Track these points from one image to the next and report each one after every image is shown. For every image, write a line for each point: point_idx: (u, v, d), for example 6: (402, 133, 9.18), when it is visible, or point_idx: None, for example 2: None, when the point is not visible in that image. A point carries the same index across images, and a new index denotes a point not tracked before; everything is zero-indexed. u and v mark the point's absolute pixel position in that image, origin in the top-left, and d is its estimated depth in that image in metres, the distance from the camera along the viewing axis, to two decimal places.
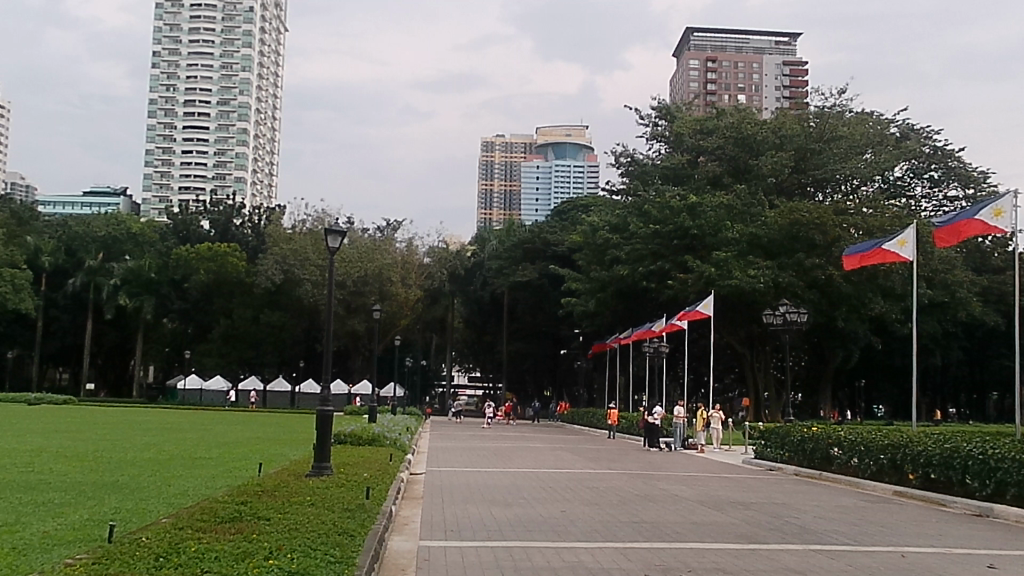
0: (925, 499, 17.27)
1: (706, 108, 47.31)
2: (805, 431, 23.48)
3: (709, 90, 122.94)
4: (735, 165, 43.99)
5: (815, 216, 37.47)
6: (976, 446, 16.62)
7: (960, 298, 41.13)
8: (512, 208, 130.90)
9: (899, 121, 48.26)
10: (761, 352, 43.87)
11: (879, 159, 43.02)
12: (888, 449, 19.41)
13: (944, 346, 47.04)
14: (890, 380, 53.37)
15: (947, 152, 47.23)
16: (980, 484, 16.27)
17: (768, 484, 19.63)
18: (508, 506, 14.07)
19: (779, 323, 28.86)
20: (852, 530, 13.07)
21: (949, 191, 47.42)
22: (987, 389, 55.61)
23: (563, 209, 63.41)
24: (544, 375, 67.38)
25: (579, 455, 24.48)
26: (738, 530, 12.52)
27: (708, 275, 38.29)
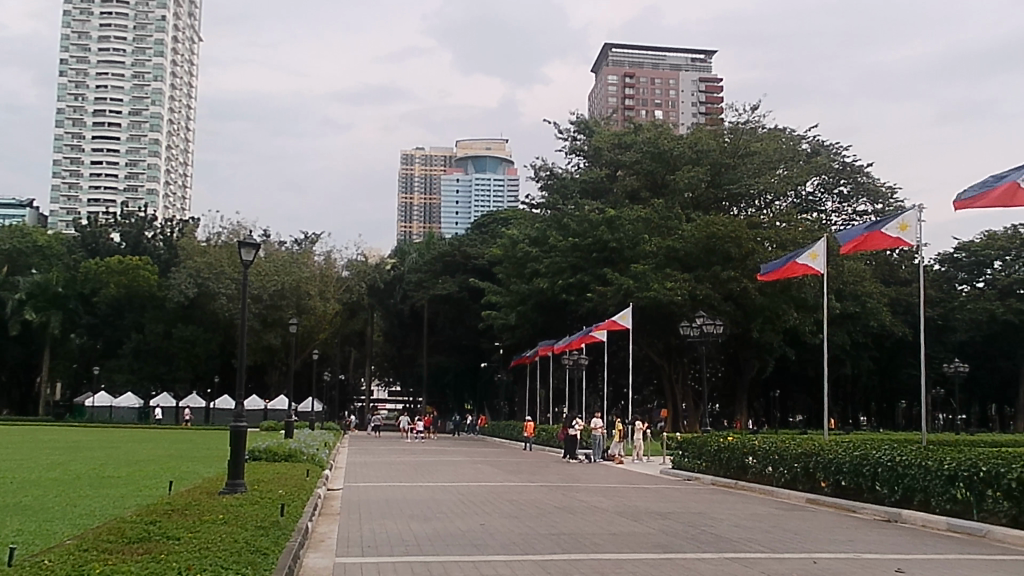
0: (837, 506, 17.67)
1: (624, 122, 47.98)
2: (721, 441, 23.86)
3: (627, 106, 124.56)
4: (652, 179, 44.12)
5: (731, 230, 38.15)
6: (884, 453, 17.11)
7: (869, 309, 42.30)
8: (433, 221, 130.70)
9: (810, 136, 49.71)
10: (678, 364, 44.49)
11: (792, 174, 44.16)
12: (801, 457, 19.80)
13: (854, 357, 48.27)
14: (804, 390, 54.56)
15: (855, 168, 48.83)
16: (889, 490, 16.71)
17: (685, 494, 19.90)
18: (428, 520, 13.96)
19: (697, 334, 29.27)
20: (766, 537, 13.31)
21: (858, 206, 48.74)
22: (896, 398, 57.29)
23: (483, 222, 63.40)
24: (465, 389, 67.30)
25: (499, 468, 24.48)
26: (656, 540, 12.66)
27: (627, 287, 38.73)
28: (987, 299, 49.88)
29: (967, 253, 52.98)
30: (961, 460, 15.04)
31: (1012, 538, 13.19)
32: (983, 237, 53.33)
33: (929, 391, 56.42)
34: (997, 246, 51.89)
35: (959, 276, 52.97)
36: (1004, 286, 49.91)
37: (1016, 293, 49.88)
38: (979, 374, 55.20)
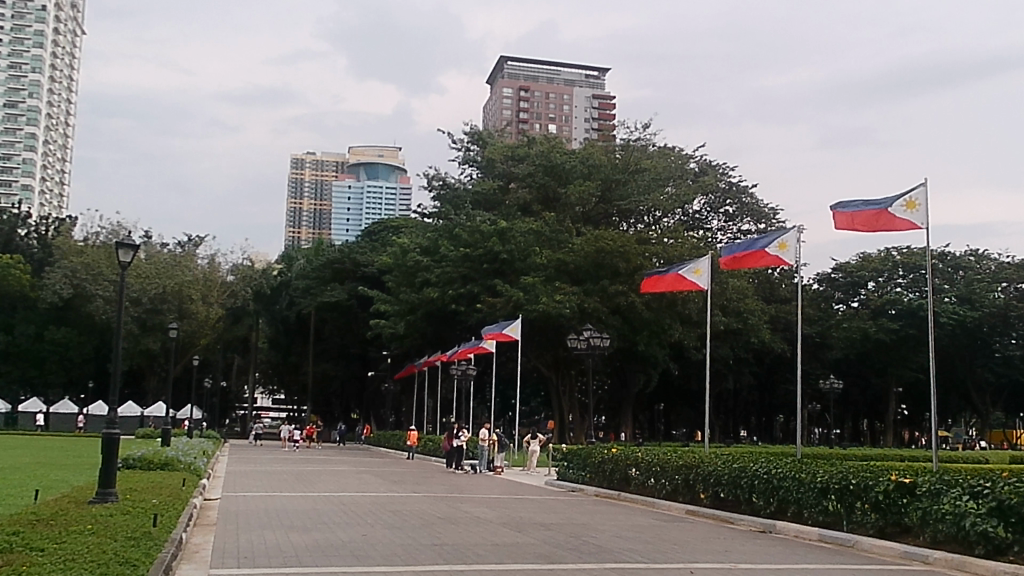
0: (715, 517, 18.07)
1: (517, 135, 48.31)
2: (605, 453, 24.19)
3: (521, 119, 125.59)
4: (544, 193, 44.43)
5: (619, 245, 38.78)
6: (760, 466, 17.62)
7: (750, 326, 43.54)
8: (322, 227, 129.04)
9: (698, 156, 50.94)
10: (566, 376, 44.95)
11: (679, 192, 45.23)
12: (682, 469, 20.21)
13: (735, 371, 49.55)
14: (687, 404, 55.78)
15: (740, 189, 50.25)
16: (765, 502, 17.17)
17: (568, 505, 20.07)
18: (307, 531, 13.71)
19: (583, 347, 29.61)
20: (645, 548, 13.51)
21: (742, 225, 50.14)
22: (774, 412, 59.04)
23: (373, 229, 62.86)
24: (351, 397, 66.61)
25: (383, 477, 24.25)
26: (537, 551, 12.72)
27: (516, 299, 38.95)
28: (861, 318, 51.95)
29: (843, 273, 55.13)
30: (832, 473, 15.57)
31: (878, 549, 13.71)
32: (858, 259, 55.59)
33: (805, 406, 58.39)
34: (871, 268, 54.11)
35: (836, 295, 55.01)
36: (877, 306, 52.03)
37: (888, 313, 52.03)
38: (852, 389, 57.39)
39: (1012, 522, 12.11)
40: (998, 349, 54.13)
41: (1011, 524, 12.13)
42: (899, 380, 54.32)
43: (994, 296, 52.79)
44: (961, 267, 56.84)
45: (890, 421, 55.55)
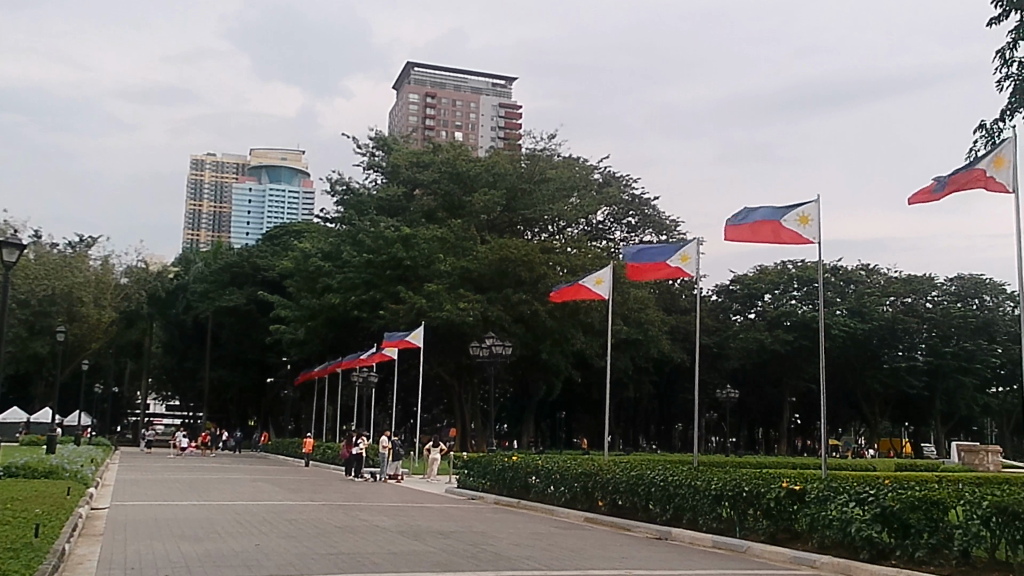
0: (612, 524, 18.27)
1: (422, 142, 48.09)
2: (506, 461, 24.26)
3: (428, 126, 125.43)
4: (448, 200, 44.36)
5: (523, 253, 39.07)
6: (657, 474, 17.89)
7: (650, 336, 44.23)
8: (222, 230, 126.47)
9: (602, 167, 51.58)
10: (468, 383, 44.95)
11: (583, 203, 45.74)
12: (581, 477, 20.39)
13: (636, 381, 50.26)
14: (588, 412, 56.35)
15: (643, 201, 51.28)
16: (661, 509, 17.44)
17: (467, 512, 20.05)
18: (199, 541, 13.38)
19: (485, 355, 29.62)
20: (543, 556, 13.57)
21: (644, 237, 51.00)
22: (673, 421, 60.08)
23: (274, 233, 61.81)
24: (249, 404, 65.39)
25: (279, 486, 23.81)
26: (434, 559, 12.67)
27: (419, 306, 38.74)
28: (757, 329, 53.28)
29: (740, 285, 56.46)
30: (726, 480, 15.89)
31: (769, 554, 14.05)
32: (755, 272, 56.99)
33: (702, 415, 59.53)
34: (767, 280, 55.47)
35: (733, 306, 56.32)
36: (773, 317, 53.39)
37: (783, 324, 53.46)
38: (748, 399, 58.75)
39: (896, 527, 12.56)
40: (886, 361, 56.06)
41: (894, 529, 12.58)
42: (793, 391, 55.90)
43: (882, 310, 54.88)
44: (852, 280, 58.72)
45: (784, 430, 57.03)
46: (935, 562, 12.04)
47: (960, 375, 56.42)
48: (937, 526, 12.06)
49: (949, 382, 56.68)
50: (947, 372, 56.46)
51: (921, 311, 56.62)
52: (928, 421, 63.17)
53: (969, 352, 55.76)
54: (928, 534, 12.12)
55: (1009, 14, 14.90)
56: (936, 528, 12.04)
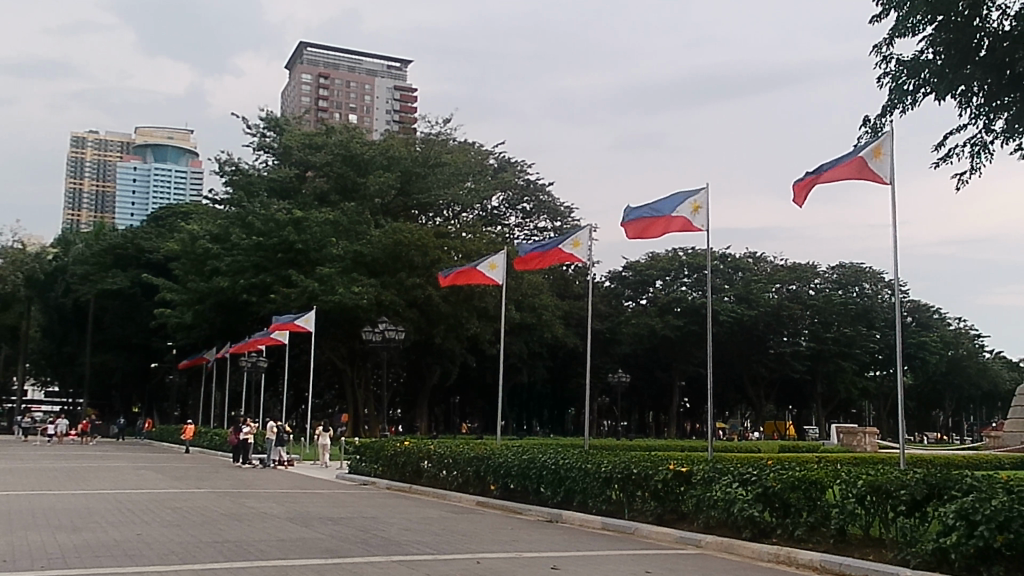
0: (503, 507, 18.39)
1: (315, 123, 47.20)
2: (398, 446, 24.17)
3: (321, 107, 123.65)
4: (342, 183, 43.53)
5: (417, 238, 38.98)
6: (549, 457, 18.07)
7: (544, 321, 44.64)
8: (104, 210, 122.15)
9: (497, 152, 51.61)
10: (361, 368, 44.59)
11: (479, 187, 46.17)
12: (473, 461, 20.45)
13: (529, 365, 50.61)
14: (482, 397, 56.50)
15: (538, 187, 51.47)
16: (552, 492, 17.63)
17: (358, 498, 19.91)
18: (77, 531, 12.92)
19: (378, 340, 29.40)
20: (434, 540, 13.58)
21: (539, 223, 51.32)
22: (566, 405, 60.79)
23: (161, 214, 59.92)
24: (133, 390, 63.47)
25: (163, 474, 23.14)
26: (324, 545, 12.55)
27: (311, 290, 38.16)
28: (648, 315, 54.23)
29: (633, 272, 57.30)
30: (615, 463, 16.15)
31: (656, 535, 14.35)
32: (647, 259, 57.88)
33: (594, 399, 60.34)
34: (658, 267, 56.41)
35: (626, 292, 57.16)
36: (663, 303, 54.44)
37: (674, 310, 54.58)
38: (639, 383, 59.82)
39: (777, 507, 12.98)
40: (771, 346, 57.91)
41: (775, 508, 13.00)
42: (682, 374, 57.16)
43: (768, 296, 56.48)
44: (740, 268, 59.88)
45: (673, 414, 58.25)
46: (813, 539, 12.50)
47: (840, 359, 58.55)
48: (816, 505, 12.51)
49: (830, 367, 58.75)
50: (828, 357, 58.52)
51: (805, 299, 58.35)
52: (810, 403, 65.36)
53: (849, 339, 58.26)
54: (806, 512, 12.58)
55: (886, 15, 15.45)
56: (814, 507, 12.49)
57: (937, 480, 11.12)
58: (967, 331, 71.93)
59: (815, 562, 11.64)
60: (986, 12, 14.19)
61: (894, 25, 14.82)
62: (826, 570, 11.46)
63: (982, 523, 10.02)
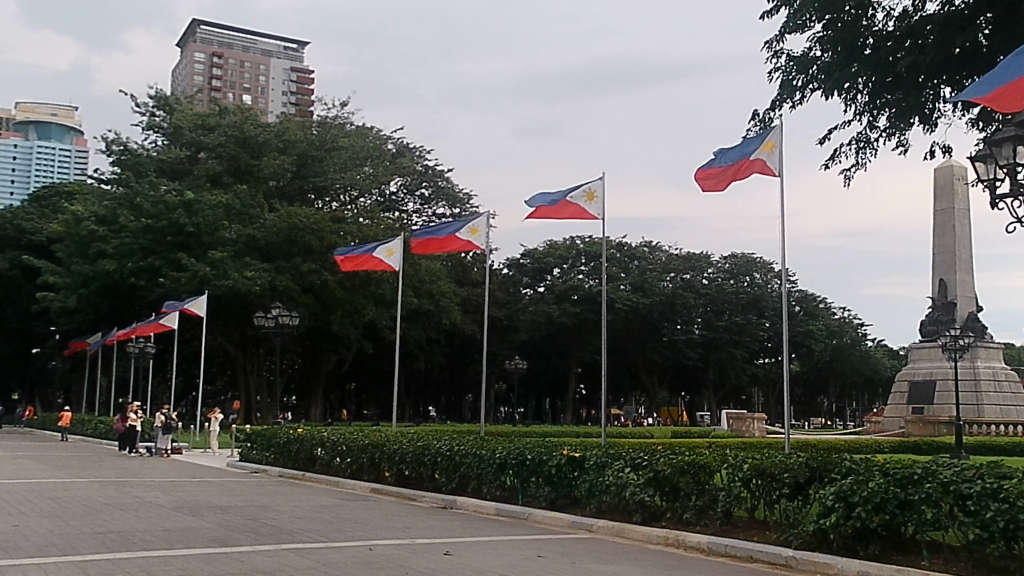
0: (397, 494, 18.31)
1: (207, 103, 45.95)
2: (290, 433, 23.86)
3: (214, 87, 120.75)
4: (235, 164, 42.49)
5: (313, 222, 38.52)
6: (444, 444, 18.07)
7: (441, 307, 44.62)
8: None
9: (396, 137, 51.25)
10: (254, 354, 43.84)
11: (376, 172, 45.88)
12: (367, 448, 20.31)
13: (426, 352, 50.51)
14: (378, 384, 56.16)
15: (436, 172, 51.37)
16: (446, 479, 17.66)
17: (250, 486, 19.58)
18: None
19: (271, 326, 28.91)
20: (326, 527, 13.46)
21: (437, 209, 51.21)
22: (463, 391, 60.92)
23: (43, 194, 57.63)
24: (13, 377, 61.05)
25: (44, 464, 22.33)
26: (212, 534, 12.29)
27: (202, 274, 37.22)
28: (546, 302, 54.70)
29: (530, 259, 57.57)
30: (510, 449, 16.26)
31: (549, 520, 14.48)
32: (545, 247, 58.31)
33: (491, 385, 60.57)
34: (556, 255, 56.89)
35: (524, 280, 57.27)
36: (561, 291, 54.97)
37: (570, 298, 55.19)
38: (536, 370, 60.31)
39: (667, 491, 13.27)
40: (665, 334, 59.00)
41: (665, 492, 13.28)
42: (578, 362, 57.85)
43: (663, 285, 57.55)
44: (635, 257, 60.83)
45: (569, 400, 58.95)
46: (701, 523, 12.82)
47: (731, 347, 60.15)
48: (704, 489, 12.82)
49: (722, 354, 60.27)
50: (720, 345, 60.01)
51: (698, 287, 59.78)
52: (701, 390, 66.88)
53: (740, 326, 59.98)
54: (695, 496, 12.89)
55: (777, 11, 15.81)
56: (702, 490, 12.82)
57: (818, 464, 11.52)
58: (851, 320, 74.57)
59: (703, 544, 11.93)
60: (871, 13, 14.70)
61: (785, 22, 15.21)
62: (712, 552, 11.76)
63: (860, 504, 10.42)
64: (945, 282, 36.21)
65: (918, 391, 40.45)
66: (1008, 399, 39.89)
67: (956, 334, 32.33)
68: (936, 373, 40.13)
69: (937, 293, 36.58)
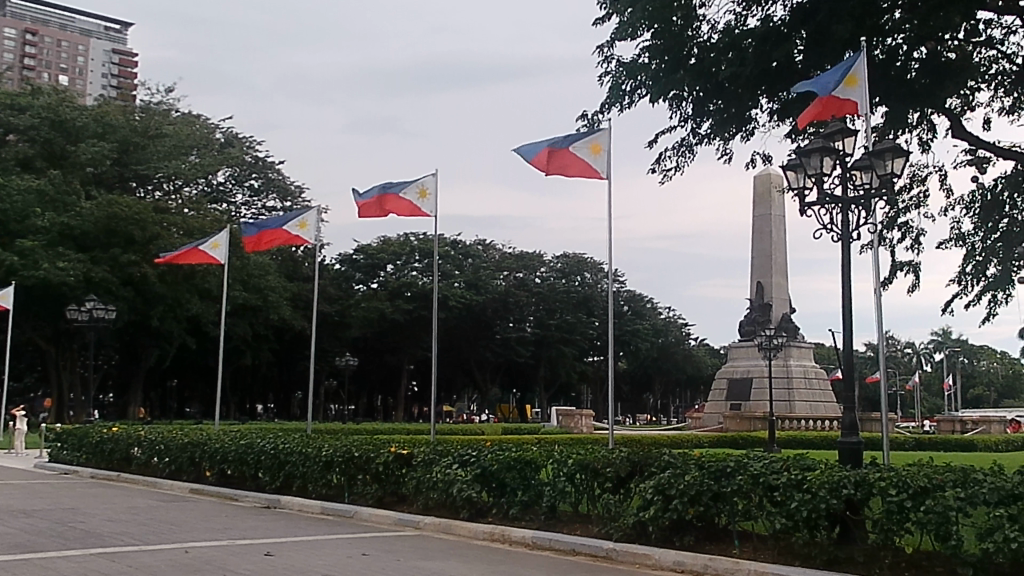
0: (219, 494, 17.74)
1: (20, 82, 43.13)
2: (104, 432, 22.78)
3: (27, 65, 113.90)
4: (49, 149, 39.94)
5: (135, 212, 36.95)
6: (267, 442, 17.67)
7: (270, 302, 43.65)
8: None
9: (224, 126, 49.74)
10: (67, 349, 41.56)
11: (202, 162, 44.56)
12: (186, 447, 19.61)
13: (254, 348, 49.20)
14: (202, 381, 54.34)
15: (266, 164, 50.20)
16: (270, 477, 17.28)
17: (57, 488, 18.55)
18: None
19: (85, 319, 27.46)
20: (140, 530, 12.91)
21: (267, 201, 50.07)
22: (292, 388, 59.70)
23: None
24: None
25: None
26: (13, 541, 11.53)
27: (10, 264, 34.96)
28: (379, 298, 54.32)
29: (363, 255, 56.81)
30: (336, 446, 16.01)
31: (376, 517, 14.35)
32: (378, 243, 57.84)
33: (321, 382, 59.67)
34: (389, 251, 56.57)
35: (356, 276, 56.28)
36: (394, 287, 54.71)
37: (403, 295, 55.05)
38: (367, 366, 59.79)
39: (493, 486, 13.41)
40: (498, 331, 59.66)
41: (492, 488, 13.41)
42: (410, 359, 57.75)
43: (495, 283, 58.16)
44: (469, 255, 60.91)
45: (400, 397, 58.76)
46: (526, 517, 13.03)
47: (561, 345, 61.41)
48: (530, 485, 13.03)
49: (552, 352, 61.47)
50: (550, 343, 61.13)
51: (530, 286, 60.73)
52: (532, 387, 67.91)
53: (570, 325, 61.33)
54: (521, 492, 13.09)
55: (608, 19, 16.24)
56: (527, 486, 13.02)
57: (639, 458, 11.88)
58: (676, 320, 77.39)
59: (527, 538, 12.09)
60: (696, 25, 15.24)
61: (616, 29, 15.62)
62: (536, 547, 11.93)
63: (677, 497, 10.79)
64: (762, 285, 38.06)
65: (735, 388, 42.38)
66: (817, 396, 42.32)
67: (771, 334, 34.02)
68: (752, 370, 42.24)
69: (755, 295, 38.38)
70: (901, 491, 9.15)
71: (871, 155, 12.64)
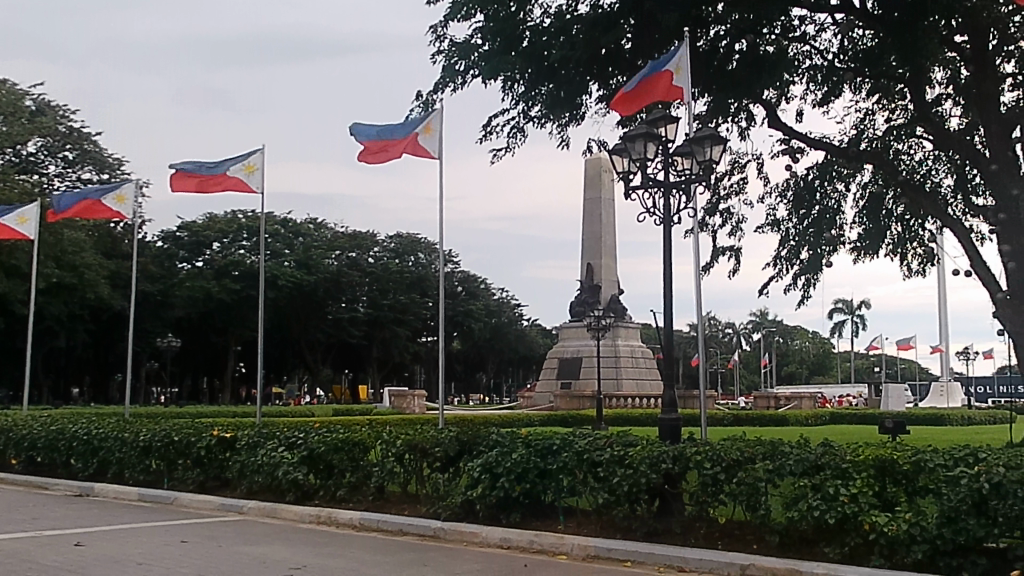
0: (25, 482, 16.77)
1: None
2: None
3: None
4: None
5: None
6: (81, 428, 16.83)
7: (85, 279, 41.54)
8: None
9: (34, 94, 46.81)
10: None
11: (10, 131, 41.83)
12: None
13: (68, 328, 46.75)
14: (11, 363, 51.19)
15: (82, 135, 47.66)
16: (83, 464, 16.48)
17: None
18: None
19: None
20: None
21: (82, 173, 47.60)
22: (109, 371, 57.05)
23: None
24: None
25: None
26: None
27: None
28: (204, 277, 52.59)
29: (187, 233, 54.82)
30: (154, 431, 15.38)
31: (197, 503, 13.88)
32: (203, 220, 55.96)
33: (141, 364, 57.30)
34: (215, 229, 54.87)
35: (180, 254, 54.14)
36: (220, 266, 53.10)
37: (231, 274, 53.54)
38: (192, 347, 57.82)
39: (320, 469, 13.22)
40: (329, 312, 58.80)
41: (318, 470, 13.22)
42: (238, 339, 56.20)
43: (327, 262, 57.28)
44: (300, 233, 59.77)
45: (227, 379, 57.15)
46: (354, 499, 12.89)
47: (394, 325, 61.12)
48: (358, 466, 12.90)
49: (385, 332, 61.16)
50: (383, 323, 60.75)
51: (363, 266, 60.16)
52: (364, 367, 67.27)
53: (404, 305, 60.93)
54: (349, 473, 12.95)
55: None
56: (356, 467, 12.90)
57: (467, 438, 11.94)
58: (509, 301, 78.32)
59: (354, 520, 11.98)
60: (529, 9, 15.37)
61: (450, 10, 15.63)
62: (364, 528, 11.83)
63: (504, 475, 10.92)
64: (592, 267, 38.90)
65: (565, 367, 43.29)
66: (643, 375, 43.79)
67: (599, 315, 34.80)
68: (582, 350, 43.26)
69: (585, 277, 39.16)
70: (715, 465, 9.55)
71: (692, 142, 13.06)
